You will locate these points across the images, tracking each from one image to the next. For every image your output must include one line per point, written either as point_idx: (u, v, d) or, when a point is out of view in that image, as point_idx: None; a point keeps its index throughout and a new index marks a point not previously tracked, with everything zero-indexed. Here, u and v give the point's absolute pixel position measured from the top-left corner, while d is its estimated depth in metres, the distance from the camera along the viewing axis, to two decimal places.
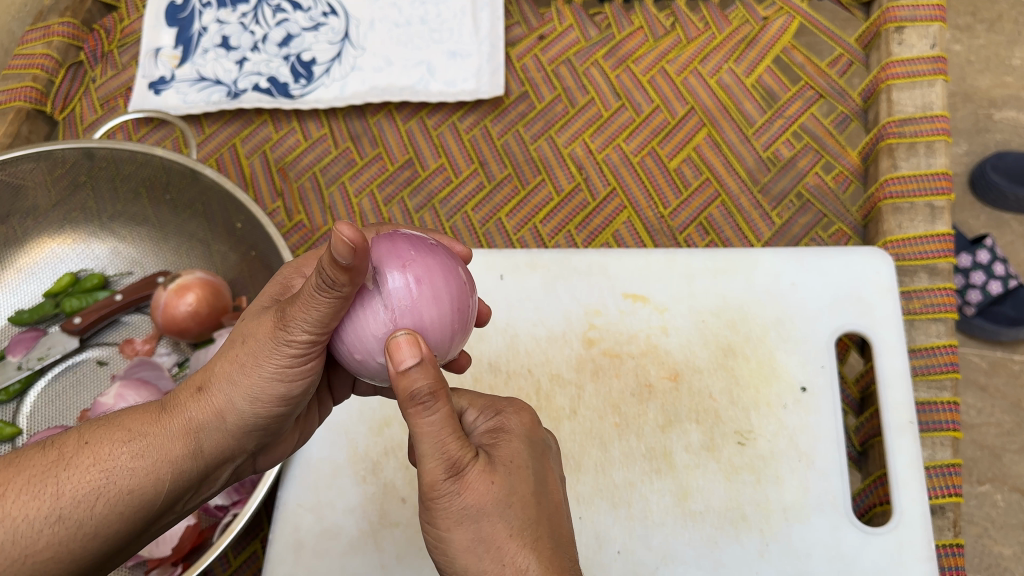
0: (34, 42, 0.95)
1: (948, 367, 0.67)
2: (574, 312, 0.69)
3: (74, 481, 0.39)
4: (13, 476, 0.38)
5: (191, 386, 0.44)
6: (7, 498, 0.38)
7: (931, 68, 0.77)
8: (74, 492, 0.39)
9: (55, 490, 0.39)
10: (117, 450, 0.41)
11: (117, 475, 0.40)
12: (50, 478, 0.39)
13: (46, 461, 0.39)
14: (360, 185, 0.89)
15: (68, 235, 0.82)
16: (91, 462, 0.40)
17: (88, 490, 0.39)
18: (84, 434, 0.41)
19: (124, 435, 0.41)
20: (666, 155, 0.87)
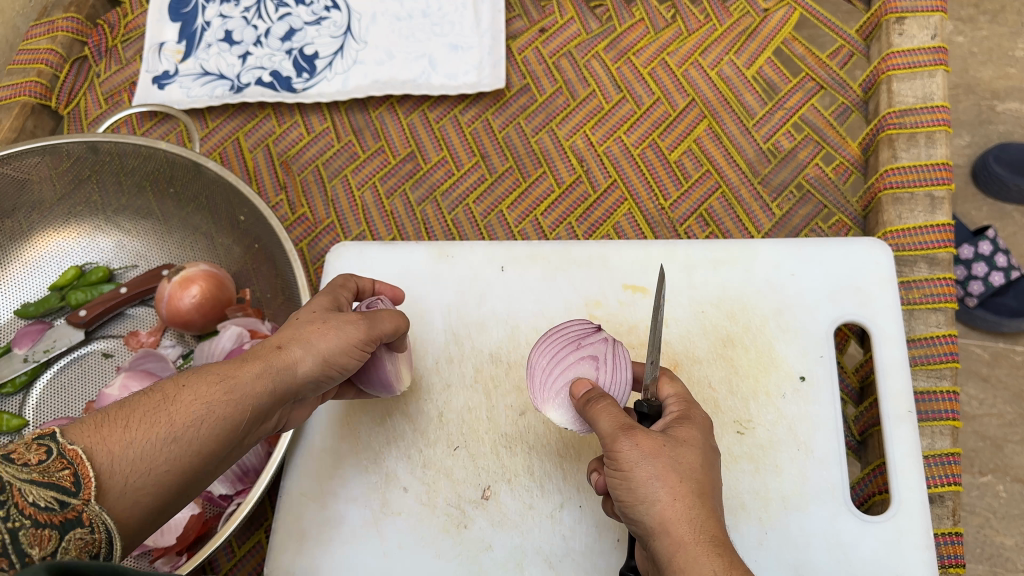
0: (39, 38, 0.96)
1: (947, 357, 0.67)
2: (575, 303, 0.70)
3: (183, 409, 0.42)
4: (129, 412, 0.40)
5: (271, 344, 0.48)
6: (130, 426, 0.40)
7: (931, 59, 0.77)
8: (186, 417, 0.41)
9: (170, 419, 0.41)
10: (212, 388, 0.43)
11: (217, 405, 0.43)
12: (162, 410, 0.41)
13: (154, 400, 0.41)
14: (363, 177, 0.90)
15: (74, 228, 0.83)
16: (196, 396, 0.42)
17: (198, 417, 0.42)
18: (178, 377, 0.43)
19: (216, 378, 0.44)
20: (667, 147, 0.87)
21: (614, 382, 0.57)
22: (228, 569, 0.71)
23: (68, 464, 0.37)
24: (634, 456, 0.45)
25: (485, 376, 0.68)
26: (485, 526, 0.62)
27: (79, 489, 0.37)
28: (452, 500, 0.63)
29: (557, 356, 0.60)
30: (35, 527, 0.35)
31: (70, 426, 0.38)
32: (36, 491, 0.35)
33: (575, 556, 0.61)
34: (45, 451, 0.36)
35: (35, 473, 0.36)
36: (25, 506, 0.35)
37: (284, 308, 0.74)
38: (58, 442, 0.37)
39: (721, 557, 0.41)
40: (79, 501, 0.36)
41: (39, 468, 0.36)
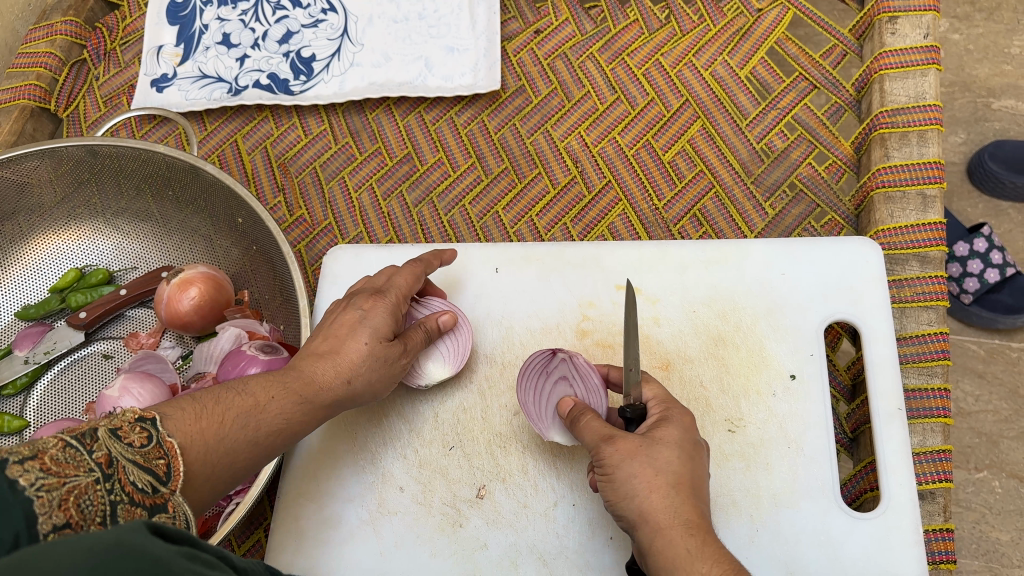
0: (38, 41, 0.97)
1: (938, 355, 0.68)
2: (568, 304, 0.70)
3: (269, 419, 0.48)
4: (224, 412, 0.46)
5: (340, 381, 0.53)
6: (225, 425, 0.45)
7: (924, 58, 0.78)
8: (269, 427, 0.48)
9: (256, 427, 0.47)
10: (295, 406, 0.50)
11: (292, 421, 0.50)
12: (252, 416, 0.47)
13: (244, 406, 0.47)
14: (360, 179, 0.90)
15: (73, 230, 0.84)
16: (279, 412, 0.49)
17: (277, 430, 0.48)
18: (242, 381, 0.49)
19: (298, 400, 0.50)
20: (661, 147, 0.87)
21: (592, 392, 0.61)
22: None
23: (164, 453, 0.40)
24: (617, 459, 0.47)
25: (480, 379, 0.68)
26: (480, 525, 0.63)
27: (169, 479, 0.40)
28: (449, 499, 0.64)
29: (539, 389, 0.62)
30: (130, 505, 0.37)
31: (168, 411, 0.43)
32: (137, 474, 0.38)
33: (568, 553, 0.62)
34: (147, 437, 0.40)
35: (136, 454, 0.38)
36: (127, 483, 0.37)
37: (282, 310, 0.76)
38: (156, 430, 0.41)
39: (694, 537, 0.44)
40: (167, 489, 0.39)
41: (140, 452, 0.39)
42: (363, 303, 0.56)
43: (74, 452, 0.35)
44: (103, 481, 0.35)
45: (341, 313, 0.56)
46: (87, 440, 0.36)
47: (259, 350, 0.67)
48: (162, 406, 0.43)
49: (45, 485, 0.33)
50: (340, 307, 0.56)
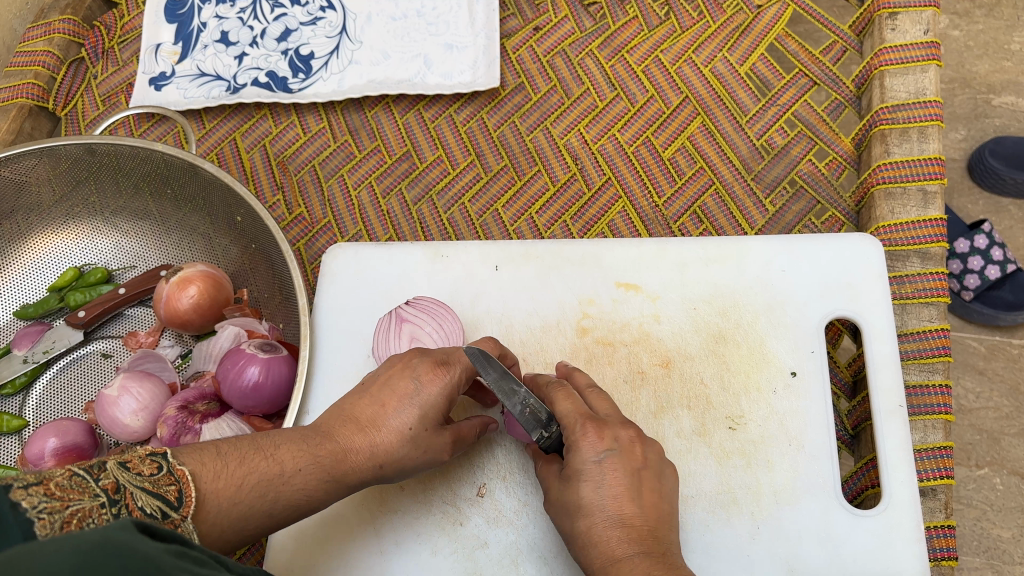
0: (35, 39, 0.96)
1: (940, 351, 0.68)
2: (568, 301, 0.70)
3: (289, 492, 0.48)
4: (245, 474, 0.46)
5: (372, 465, 0.52)
6: (243, 488, 0.45)
7: (924, 54, 0.77)
8: (287, 499, 0.48)
9: (274, 497, 0.47)
10: (316, 481, 0.49)
11: (314, 495, 0.50)
12: (273, 486, 0.47)
13: (268, 476, 0.47)
14: (359, 178, 0.90)
15: (71, 229, 0.84)
16: (302, 487, 0.49)
17: (295, 503, 0.48)
18: (276, 443, 0.49)
19: (324, 476, 0.50)
20: (660, 144, 0.87)
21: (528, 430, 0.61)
22: None
23: (175, 481, 0.41)
24: None
25: None
26: (480, 523, 0.63)
27: (180, 505, 0.41)
28: (449, 498, 0.64)
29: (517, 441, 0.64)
30: None
31: (189, 454, 0.44)
32: (148, 501, 0.39)
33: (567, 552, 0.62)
34: (157, 466, 0.41)
35: (146, 482, 0.39)
36: (135, 508, 0.37)
37: (283, 308, 0.75)
38: (167, 462, 0.42)
39: None
40: (178, 516, 0.41)
41: (150, 480, 0.40)
42: (422, 372, 0.54)
43: (80, 480, 0.36)
44: (108, 505, 0.36)
45: (397, 376, 0.54)
46: (94, 469, 0.37)
47: (259, 349, 0.67)
48: (190, 454, 0.44)
49: (47, 508, 0.33)
50: (397, 368, 0.55)
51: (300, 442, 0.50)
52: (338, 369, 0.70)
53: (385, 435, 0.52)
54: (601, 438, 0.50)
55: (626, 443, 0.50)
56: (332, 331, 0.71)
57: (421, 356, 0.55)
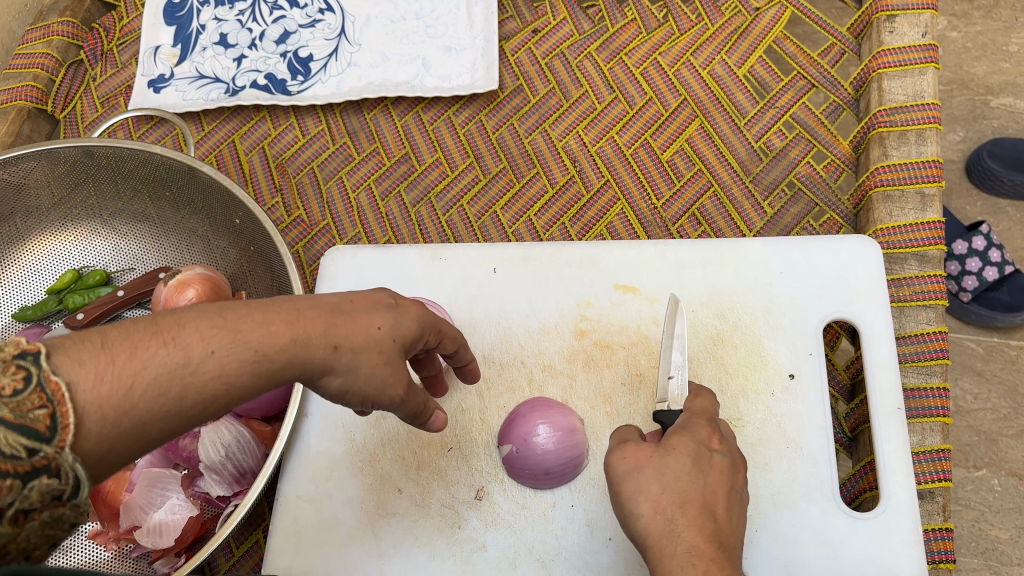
0: (35, 42, 0.97)
1: (937, 354, 0.68)
2: (566, 304, 0.70)
3: (201, 382, 0.36)
4: (139, 369, 0.35)
5: (326, 344, 0.40)
6: (136, 390, 0.34)
7: (921, 56, 0.78)
8: (197, 393, 0.36)
9: (180, 393, 0.36)
10: (242, 366, 0.37)
11: (237, 384, 0.38)
12: (177, 379, 0.36)
13: (173, 364, 0.35)
14: (358, 179, 0.90)
15: (70, 231, 0.84)
16: (217, 373, 0.37)
17: (212, 395, 0.37)
18: (185, 318, 0.37)
19: (253, 361, 0.38)
20: (658, 146, 0.87)
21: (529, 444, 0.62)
22: (227, 568, 0.71)
23: (47, 401, 0.32)
24: (622, 468, 0.47)
25: (477, 379, 0.68)
26: (478, 526, 0.63)
27: (54, 436, 0.32)
28: (447, 500, 0.64)
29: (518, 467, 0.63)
30: None
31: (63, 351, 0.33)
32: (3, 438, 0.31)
33: (567, 555, 0.62)
34: (23, 378, 0.32)
35: (6, 410, 0.31)
36: None
37: None
38: (42, 369, 0.32)
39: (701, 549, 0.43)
40: (52, 449, 0.32)
41: (12, 404, 0.31)
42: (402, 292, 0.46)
43: None
44: None
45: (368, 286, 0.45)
46: None
47: None
48: (67, 345, 0.34)
49: None
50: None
51: (214, 317, 0.37)
52: None
53: (348, 323, 0.41)
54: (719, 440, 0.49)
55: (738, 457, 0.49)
56: None
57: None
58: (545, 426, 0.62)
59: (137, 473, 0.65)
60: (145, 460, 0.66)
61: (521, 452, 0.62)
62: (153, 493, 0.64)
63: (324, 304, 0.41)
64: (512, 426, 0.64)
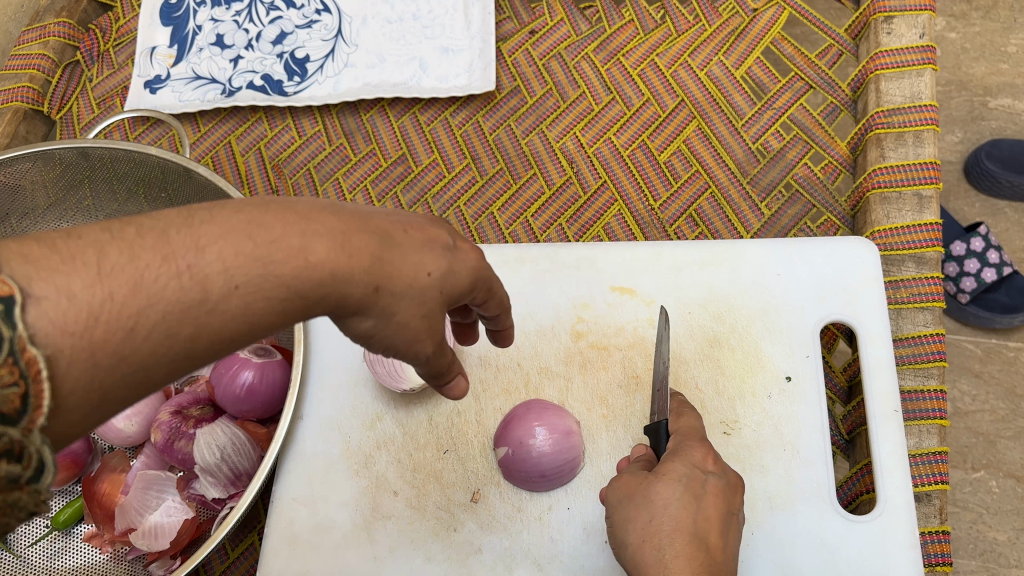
0: (31, 43, 0.97)
1: (935, 356, 0.68)
2: (563, 305, 0.70)
3: (220, 324, 0.32)
4: (144, 311, 0.30)
5: (367, 283, 0.35)
6: (137, 333, 0.30)
7: (919, 58, 0.77)
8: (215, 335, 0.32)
9: (193, 334, 0.32)
10: (272, 307, 0.33)
11: (262, 325, 0.34)
12: (190, 320, 0.31)
13: (184, 300, 0.31)
14: (355, 181, 0.90)
15: (65, 232, 0.83)
16: (242, 311, 0.33)
17: (232, 336, 0.33)
18: (203, 239, 0.32)
19: (281, 299, 0.33)
20: (656, 147, 0.87)
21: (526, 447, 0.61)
22: (222, 570, 0.71)
23: (20, 378, 0.27)
24: None
25: (473, 381, 0.68)
26: (474, 529, 0.63)
27: (22, 417, 0.27)
28: (443, 503, 0.64)
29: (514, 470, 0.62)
30: None
31: (46, 282, 0.28)
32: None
33: (563, 557, 0.62)
34: None
35: None
36: None
37: None
38: (16, 331, 0.27)
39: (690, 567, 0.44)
40: (19, 433, 0.27)
41: None
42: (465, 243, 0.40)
43: None
44: None
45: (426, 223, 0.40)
46: None
47: (254, 352, 0.67)
48: (51, 272, 0.29)
49: None
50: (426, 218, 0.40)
51: (241, 238, 0.32)
52: (332, 374, 0.69)
53: (396, 259, 0.36)
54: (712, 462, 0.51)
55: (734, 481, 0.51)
56: (325, 336, 0.71)
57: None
58: (543, 428, 0.62)
59: (133, 476, 0.66)
60: (142, 463, 0.68)
61: (517, 454, 0.62)
62: (148, 495, 0.64)
63: (372, 232, 0.36)
64: (508, 429, 0.63)
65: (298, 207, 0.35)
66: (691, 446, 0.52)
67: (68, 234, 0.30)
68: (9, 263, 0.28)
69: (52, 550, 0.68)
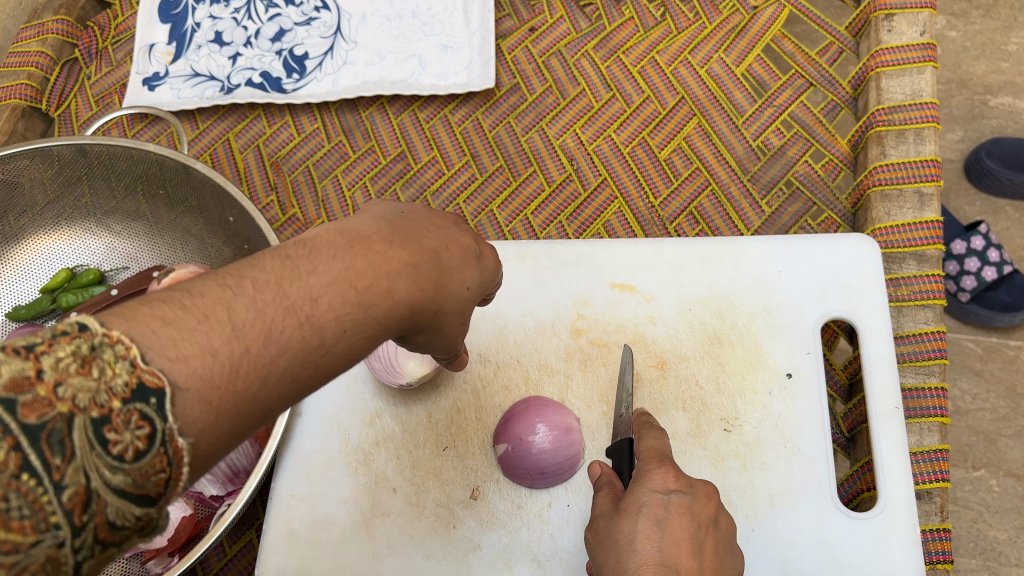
0: (29, 40, 0.96)
1: (936, 353, 0.67)
2: (562, 303, 0.70)
3: (331, 363, 0.33)
4: (273, 359, 0.31)
5: (430, 311, 0.38)
6: (269, 381, 0.31)
7: (920, 55, 0.77)
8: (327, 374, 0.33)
9: (311, 375, 0.32)
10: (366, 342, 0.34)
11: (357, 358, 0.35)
12: (310, 362, 0.32)
13: (306, 346, 0.32)
14: (354, 178, 0.90)
15: (64, 229, 0.83)
16: (347, 351, 0.34)
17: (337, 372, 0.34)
18: (316, 289, 0.32)
19: (376, 335, 0.35)
20: (656, 145, 0.87)
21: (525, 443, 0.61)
22: (219, 568, 0.71)
23: (168, 465, 0.28)
24: None
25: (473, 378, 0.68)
26: (473, 526, 0.63)
27: (164, 499, 0.28)
28: (442, 500, 0.64)
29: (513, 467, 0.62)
30: (100, 551, 0.27)
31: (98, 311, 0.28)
32: (117, 509, 0.27)
33: (563, 555, 0.61)
34: (147, 439, 0.27)
35: (127, 479, 0.27)
36: (101, 529, 0.26)
37: None
38: (168, 423, 0.28)
39: None
40: (159, 513, 0.28)
41: (134, 471, 0.27)
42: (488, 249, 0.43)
43: (35, 485, 0.25)
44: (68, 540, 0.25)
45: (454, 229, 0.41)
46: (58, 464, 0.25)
47: None
48: (187, 331, 0.29)
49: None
50: (451, 221, 0.42)
51: (345, 286, 0.33)
52: None
53: (447, 285, 0.39)
54: (675, 479, 0.47)
55: (701, 494, 0.47)
56: None
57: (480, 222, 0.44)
58: (543, 425, 0.62)
59: None
60: None
61: (516, 451, 0.62)
62: None
63: (425, 253, 0.37)
64: (507, 425, 0.63)
65: (375, 243, 0.36)
66: (650, 469, 0.48)
67: (193, 292, 0.30)
68: (153, 329, 0.28)
69: None
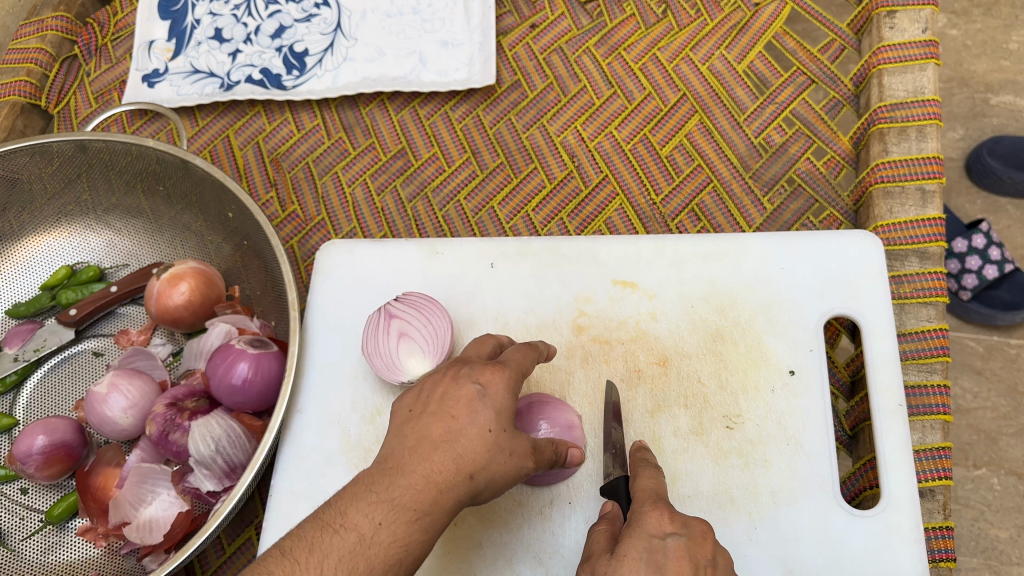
0: (28, 36, 0.96)
1: (938, 351, 0.67)
2: (564, 300, 0.70)
3: (383, 552, 0.40)
4: (321, 561, 0.39)
5: (463, 477, 0.43)
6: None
7: (922, 52, 0.77)
8: (384, 560, 0.40)
9: (368, 567, 0.40)
10: (410, 528, 0.41)
11: (413, 544, 0.41)
12: (359, 555, 0.39)
13: (348, 545, 0.40)
14: (354, 175, 0.89)
15: (64, 227, 0.83)
16: (393, 539, 0.40)
17: (396, 562, 0.40)
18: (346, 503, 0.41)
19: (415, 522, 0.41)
20: (657, 142, 0.87)
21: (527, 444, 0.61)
22: (218, 565, 0.71)
23: None
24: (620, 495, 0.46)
25: None
26: (474, 524, 0.62)
27: None
28: None
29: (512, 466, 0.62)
30: None
31: None
32: None
33: (565, 553, 0.61)
34: None
35: None
36: None
37: (274, 305, 0.74)
38: None
39: None
40: None
41: None
42: (480, 374, 0.48)
43: None
44: None
45: (452, 387, 0.47)
46: None
47: (249, 345, 0.66)
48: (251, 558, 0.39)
49: None
50: (448, 381, 0.48)
51: (366, 492, 0.41)
52: (331, 367, 0.69)
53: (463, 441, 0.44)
54: (669, 520, 0.44)
55: (697, 535, 0.44)
56: (324, 329, 0.71)
57: (467, 364, 0.50)
58: (544, 421, 0.62)
59: (128, 469, 0.65)
60: (137, 456, 0.67)
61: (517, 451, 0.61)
62: (143, 489, 0.64)
63: (427, 437, 0.44)
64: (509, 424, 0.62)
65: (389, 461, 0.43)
66: (644, 511, 0.46)
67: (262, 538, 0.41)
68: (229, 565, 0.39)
69: (45, 545, 0.68)
